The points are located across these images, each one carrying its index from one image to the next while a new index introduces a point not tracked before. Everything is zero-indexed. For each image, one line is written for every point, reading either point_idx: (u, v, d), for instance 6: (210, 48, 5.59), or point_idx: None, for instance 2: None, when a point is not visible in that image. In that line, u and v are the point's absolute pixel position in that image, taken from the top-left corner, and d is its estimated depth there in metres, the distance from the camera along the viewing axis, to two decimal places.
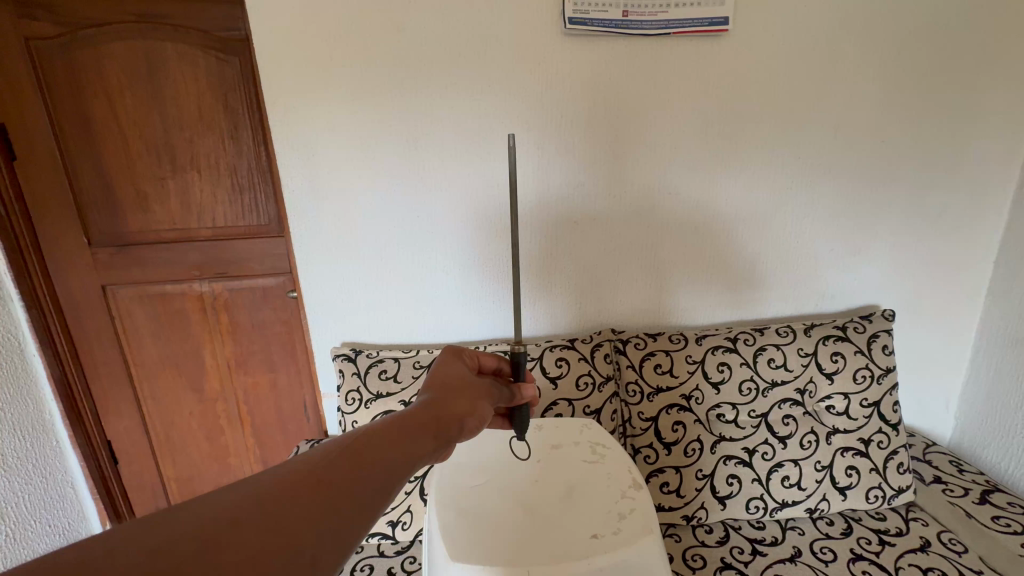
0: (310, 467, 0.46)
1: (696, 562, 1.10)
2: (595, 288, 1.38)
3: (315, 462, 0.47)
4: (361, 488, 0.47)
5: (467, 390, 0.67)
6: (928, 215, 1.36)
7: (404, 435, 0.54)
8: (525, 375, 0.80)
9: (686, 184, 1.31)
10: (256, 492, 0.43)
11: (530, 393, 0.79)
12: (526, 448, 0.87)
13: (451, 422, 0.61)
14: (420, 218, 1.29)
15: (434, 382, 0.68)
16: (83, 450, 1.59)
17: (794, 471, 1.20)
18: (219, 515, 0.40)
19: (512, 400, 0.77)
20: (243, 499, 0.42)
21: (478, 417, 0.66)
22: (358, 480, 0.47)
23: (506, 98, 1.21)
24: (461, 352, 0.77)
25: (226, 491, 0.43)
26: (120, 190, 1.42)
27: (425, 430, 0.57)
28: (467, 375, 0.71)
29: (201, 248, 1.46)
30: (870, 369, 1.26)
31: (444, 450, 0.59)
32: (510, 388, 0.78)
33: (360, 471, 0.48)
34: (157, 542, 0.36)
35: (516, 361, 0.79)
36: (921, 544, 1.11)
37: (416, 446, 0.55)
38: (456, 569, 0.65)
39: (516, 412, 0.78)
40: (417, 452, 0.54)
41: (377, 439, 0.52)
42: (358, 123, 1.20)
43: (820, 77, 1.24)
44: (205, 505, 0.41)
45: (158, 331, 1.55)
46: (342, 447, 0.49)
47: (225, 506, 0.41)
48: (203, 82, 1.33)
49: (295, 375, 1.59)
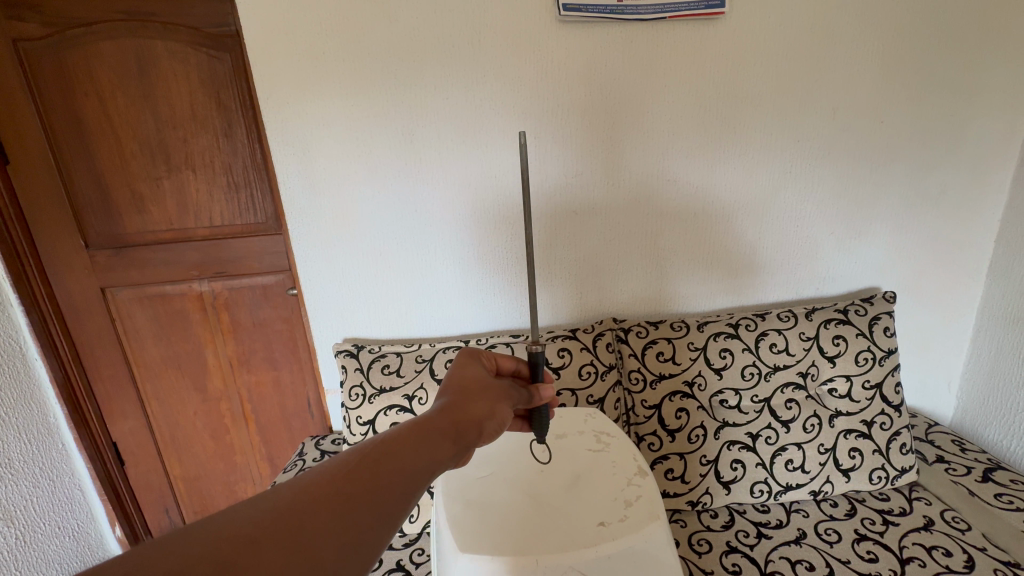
0: (329, 479, 0.46)
1: (702, 546, 1.11)
2: (595, 277, 1.37)
3: (335, 473, 0.47)
4: (382, 495, 0.47)
5: (485, 392, 0.67)
6: (928, 195, 1.36)
7: (424, 441, 0.54)
8: (543, 378, 0.78)
9: (683, 171, 1.30)
10: (274, 507, 0.43)
11: (547, 396, 0.77)
12: (546, 452, 0.84)
13: (470, 426, 0.61)
14: (418, 211, 1.28)
15: (450, 385, 0.67)
16: (89, 451, 1.59)
17: (797, 454, 1.21)
18: (240, 532, 0.40)
19: (530, 402, 0.75)
20: (261, 515, 0.42)
21: (497, 420, 0.65)
22: (379, 491, 0.47)
23: (502, 88, 1.20)
24: (477, 354, 0.76)
25: (243, 507, 0.43)
26: (116, 191, 1.42)
27: (445, 435, 0.57)
28: (484, 377, 0.70)
29: (198, 248, 1.45)
30: (872, 352, 1.26)
31: (463, 455, 0.59)
32: (528, 389, 0.75)
33: (380, 481, 0.48)
34: (177, 563, 0.37)
35: (533, 361, 0.77)
36: (924, 522, 1.11)
37: (436, 451, 0.54)
38: (464, 560, 0.66)
39: (535, 416, 0.76)
40: (436, 459, 0.54)
41: (396, 446, 0.51)
42: (352, 117, 1.19)
43: (818, 58, 1.22)
44: (226, 523, 0.41)
45: (160, 331, 1.55)
46: (361, 456, 0.49)
47: (248, 522, 0.41)
48: (195, 80, 1.32)
49: (297, 371, 1.60)
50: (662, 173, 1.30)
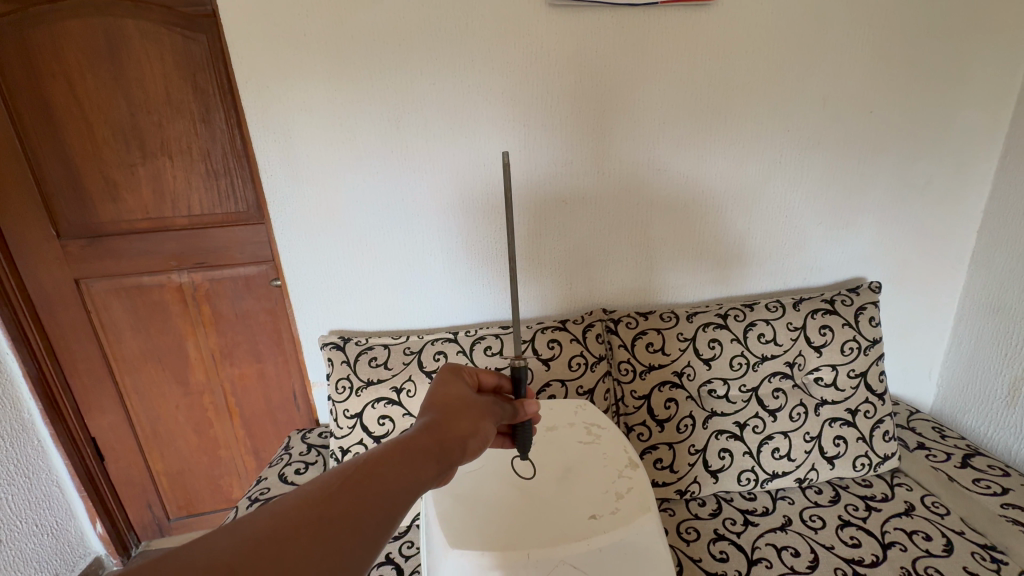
0: (311, 504, 0.45)
1: (690, 534, 1.12)
2: (585, 268, 1.37)
3: (317, 496, 0.45)
4: (363, 519, 0.46)
5: (469, 409, 0.64)
6: (913, 186, 1.37)
7: (407, 462, 0.52)
8: (526, 393, 0.75)
9: (673, 159, 1.29)
10: (253, 533, 0.41)
11: (532, 412, 0.73)
12: (529, 468, 0.79)
13: (453, 445, 0.59)
14: (405, 200, 1.25)
15: (433, 403, 0.65)
16: (66, 447, 1.54)
17: (784, 443, 1.22)
18: (218, 559, 0.38)
19: (514, 417, 0.71)
20: (243, 539, 0.40)
21: (481, 437, 0.63)
22: (360, 515, 0.46)
23: (489, 73, 1.17)
24: (459, 369, 0.73)
25: (222, 532, 0.41)
26: (88, 179, 1.36)
27: (428, 455, 0.55)
28: (468, 393, 0.68)
29: (176, 237, 1.40)
30: (858, 342, 1.27)
31: (446, 474, 0.57)
32: (513, 404, 0.72)
33: (361, 504, 0.46)
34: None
35: (517, 376, 0.74)
36: (905, 507, 1.14)
37: (419, 472, 0.52)
38: (455, 556, 0.65)
39: (518, 430, 0.73)
40: (420, 479, 0.52)
41: (378, 468, 0.50)
42: (336, 102, 1.16)
43: (809, 46, 1.21)
44: (205, 548, 0.39)
45: (138, 324, 1.51)
46: (342, 477, 0.48)
47: (228, 547, 0.40)
48: (170, 64, 1.26)
49: (282, 364, 1.57)
50: (653, 162, 1.28)
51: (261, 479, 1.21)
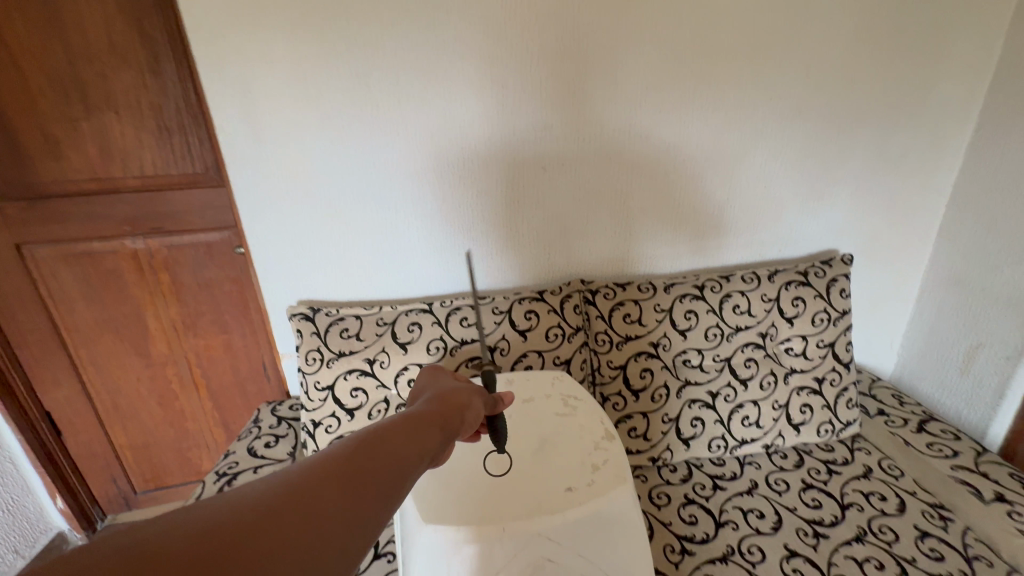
0: (326, 465, 0.40)
1: (661, 499, 1.15)
2: (563, 239, 1.34)
3: (330, 458, 0.41)
4: (381, 475, 0.42)
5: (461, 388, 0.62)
6: (889, 159, 1.37)
7: (413, 429, 0.49)
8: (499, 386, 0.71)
9: (656, 126, 1.25)
10: (261, 494, 0.36)
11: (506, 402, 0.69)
12: (502, 463, 0.73)
13: (454, 416, 0.56)
14: (376, 164, 1.19)
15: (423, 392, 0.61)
16: (18, 423, 1.47)
17: (753, 411, 1.25)
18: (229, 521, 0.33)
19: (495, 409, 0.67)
20: (250, 500, 0.35)
21: (477, 413, 0.61)
22: (377, 475, 0.42)
23: (465, 28, 1.09)
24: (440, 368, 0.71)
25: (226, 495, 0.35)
26: (24, 134, 1.24)
27: (432, 424, 0.52)
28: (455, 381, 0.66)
29: (128, 201, 1.31)
30: (828, 313, 1.30)
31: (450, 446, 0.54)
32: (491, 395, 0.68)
33: (377, 463, 0.42)
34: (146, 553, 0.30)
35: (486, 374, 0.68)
36: (864, 471, 1.19)
37: (427, 439, 0.49)
38: (429, 532, 0.64)
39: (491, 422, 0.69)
40: (428, 442, 0.49)
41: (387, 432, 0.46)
42: (298, 54, 1.07)
43: (795, 10, 1.18)
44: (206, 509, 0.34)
45: (90, 292, 1.41)
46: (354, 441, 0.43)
47: (233, 508, 0.34)
48: (110, 6, 1.14)
49: (250, 335, 1.51)
50: (634, 128, 1.24)
51: (229, 453, 1.17)
